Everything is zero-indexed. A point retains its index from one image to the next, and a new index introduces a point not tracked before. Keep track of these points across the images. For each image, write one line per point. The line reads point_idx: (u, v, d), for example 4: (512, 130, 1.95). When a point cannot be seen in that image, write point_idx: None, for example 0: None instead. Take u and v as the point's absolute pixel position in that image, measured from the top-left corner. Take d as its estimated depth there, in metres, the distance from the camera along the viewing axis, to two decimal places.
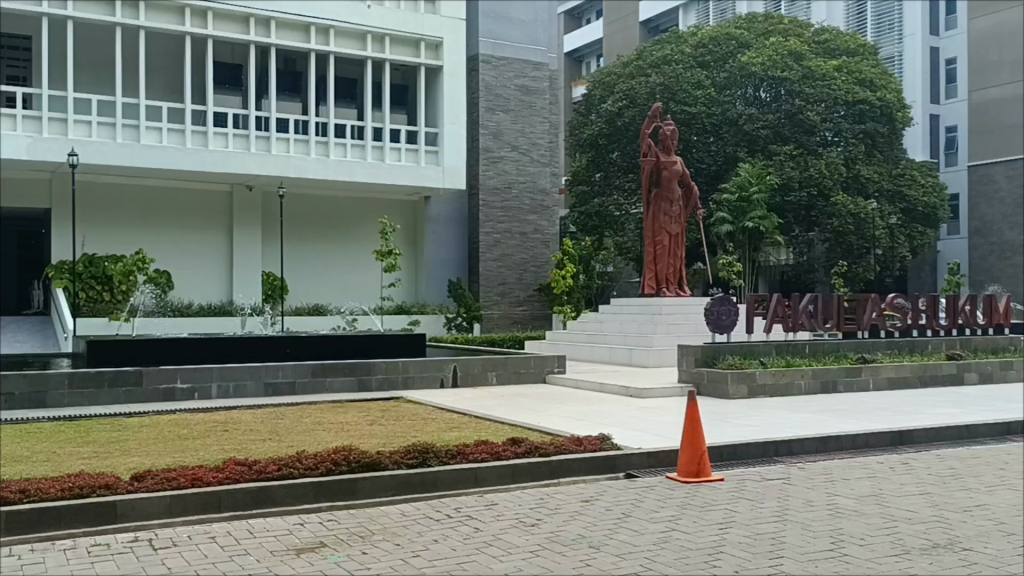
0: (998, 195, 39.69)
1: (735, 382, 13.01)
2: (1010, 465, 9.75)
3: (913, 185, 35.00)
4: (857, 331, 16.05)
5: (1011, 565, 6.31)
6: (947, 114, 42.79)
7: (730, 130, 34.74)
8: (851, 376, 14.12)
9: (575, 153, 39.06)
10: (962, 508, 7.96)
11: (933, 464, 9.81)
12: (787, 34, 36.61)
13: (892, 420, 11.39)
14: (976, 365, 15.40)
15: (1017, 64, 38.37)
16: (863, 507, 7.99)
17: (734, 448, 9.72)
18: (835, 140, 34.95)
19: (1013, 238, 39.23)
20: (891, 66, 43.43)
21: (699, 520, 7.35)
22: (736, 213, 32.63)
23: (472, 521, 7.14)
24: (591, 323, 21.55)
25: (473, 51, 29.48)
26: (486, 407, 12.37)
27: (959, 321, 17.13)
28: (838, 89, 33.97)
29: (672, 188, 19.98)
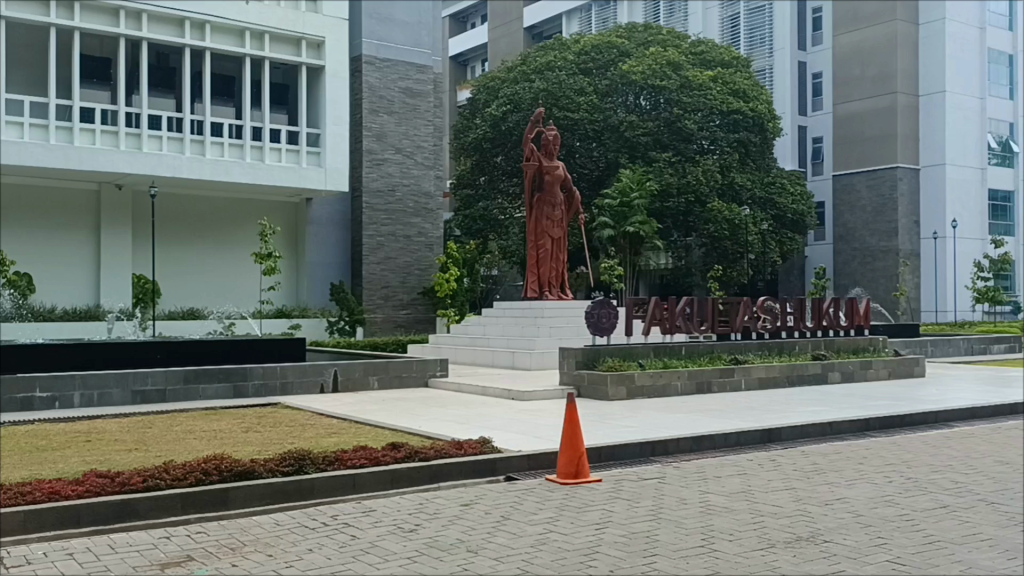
0: (861, 203, 42.02)
1: (614, 383, 13.29)
2: (867, 459, 10.29)
3: (783, 193, 36.71)
4: (731, 332, 16.56)
5: (868, 555, 6.63)
6: (814, 126, 44.80)
7: (612, 136, 35.47)
8: (725, 376, 14.62)
9: (459, 157, 39.08)
10: (824, 502, 8.34)
11: (798, 460, 10.25)
12: (665, 45, 37.71)
13: (761, 419, 11.82)
14: (838, 365, 16.22)
15: (878, 79, 40.67)
16: (733, 503, 8.27)
17: (611, 448, 9.91)
18: (711, 148, 36.15)
19: (874, 245, 41.51)
20: (763, 78, 45.29)
21: (576, 521, 7.45)
22: (618, 218, 33.37)
23: (349, 529, 7.02)
24: (474, 326, 21.61)
25: (357, 52, 29.18)
26: (366, 412, 12.20)
27: (824, 322, 17.90)
28: (713, 99, 35.23)
29: (555, 191, 20.20)
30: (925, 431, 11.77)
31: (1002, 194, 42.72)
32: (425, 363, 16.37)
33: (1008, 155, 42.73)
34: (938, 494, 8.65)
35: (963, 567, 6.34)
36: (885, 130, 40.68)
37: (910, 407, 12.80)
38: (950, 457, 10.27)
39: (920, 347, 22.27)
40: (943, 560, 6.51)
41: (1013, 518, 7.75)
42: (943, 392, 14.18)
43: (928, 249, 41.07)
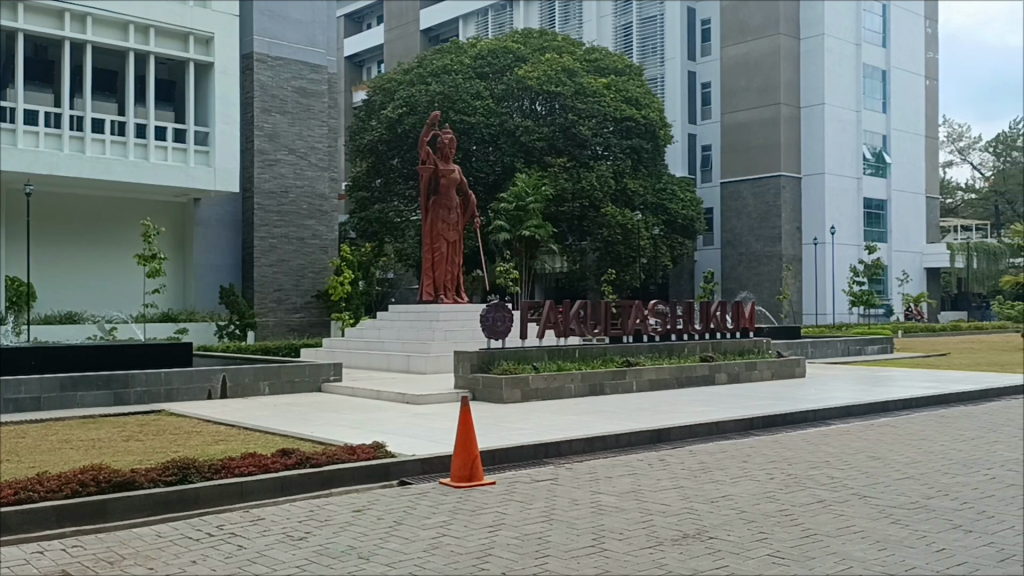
0: (746, 210, 43.53)
1: (509, 387, 13.39)
2: (752, 456, 10.67)
3: (674, 200, 37.84)
4: (623, 335, 16.90)
5: (749, 549, 6.88)
6: (703, 133, 46.09)
7: (508, 140, 35.54)
8: (617, 378, 14.91)
9: (355, 158, 38.60)
10: (710, 500, 8.61)
11: (686, 459, 10.54)
12: (560, 51, 38.25)
13: (652, 420, 12.10)
14: (725, 366, 16.78)
15: (762, 91, 42.29)
16: (623, 503, 8.44)
17: (505, 450, 9.99)
18: (604, 154, 36.99)
19: (759, 250, 43.01)
20: (655, 86, 46.50)
21: (470, 524, 7.47)
22: (513, 221, 33.54)
23: (236, 539, 6.85)
24: (368, 329, 21.39)
25: (247, 49, 28.49)
26: (256, 418, 11.92)
27: (712, 325, 18.44)
28: (606, 106, 35.97)
29: (450, 195, 20.20)
30: (805, 430, 12.28)
31: (875, 202, 45.06)
32: (318, 367, 16.11)
33: (881, 166, 45.09)
34: (816, 489, 9.04)
35: (838, 558, 6.65)
36: (770, 139, 42.26)
37: (791, 406, 13.34)
38: (828, 453, 10.74)
39: (801, 349, 23.27)
40: (819, 552, 6.81)
41: (884, 510, 8.17)
42: (822, 392, 14.83)
43: (809, 255, 42.82)
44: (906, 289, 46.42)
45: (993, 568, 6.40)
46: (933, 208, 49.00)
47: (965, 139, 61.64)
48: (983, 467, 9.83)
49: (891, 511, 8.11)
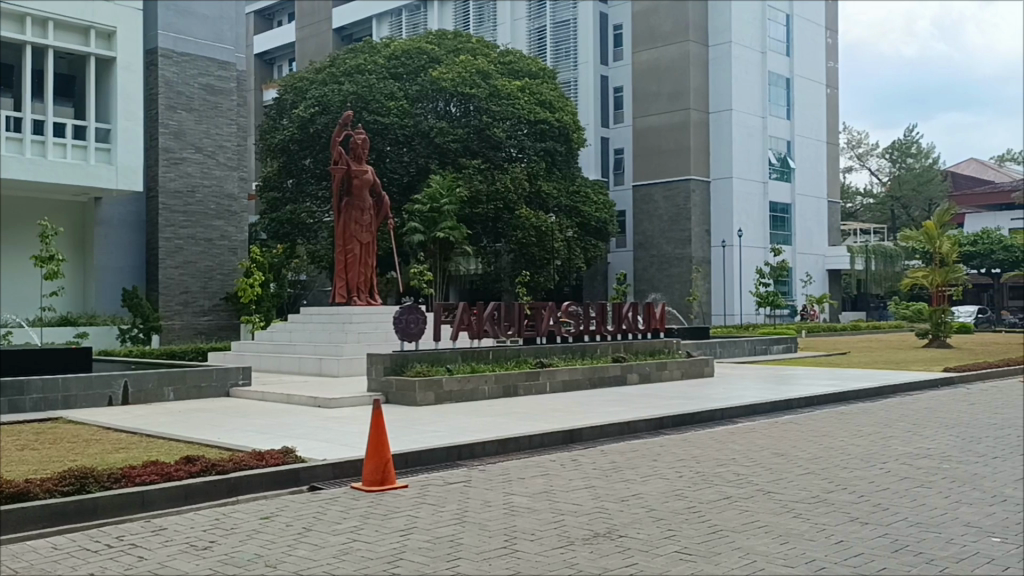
0: (657, 213, 44.35)
1: (423, 389, 13.33)
2: (661, 455, 10.86)
3: (587, 202, 38.34)
4: (537, 336, 16.98)
5: (658, 547, 6.99)
6: (615, 137, 46.77)
7: (422, 141, 35.45)
8: (530, 380, 14.97)
9: (265, 158, 37.89)
10: (620, 498, 8.73)
11: (597, 459, 10.66)
12: (475, 53, 38.33)
13: (564, 420, 12.20)
14: (636, 366, 17.03)
15: (673, 96, 43.17)
16: (535, 503, 8.48)
17: (418, 453, 9.93)
18: (519, 156, 37.24)
19: (670, 252, 43.90)
20: (568, 90, 47.06)
21: (380, 528, 7.39)
22: (428, 223, 33.42)
23: (136, 550, 6.62)
24: (279, 332, 21.00)
25: (152, 45, 27.63)
26: (160, 424, 11.56)
27: (624, 326, 18.68)
28: (520, 109, 36.15)
29: (363, 197, 20.00)
30: (713, 428, 12.56)
31: (780, 206, 46.49)
32: (226, 372, 15.73)
33: (786, 170, 46.57)
34: (722, 486, 9.25)
35: (741, 554, 6.81)
36: (680, 144, 43.14)
37: (700, 405, 13.61)
38: (735, 451, 11.00)
39: (709, 348, 23.81)
40: (725, 548, 6.97)
41: (786, 505, 8.41)
42: (729, 390, 15.19)
43: (718, 257, 43.90)
44: (809, 290, 48.01)
45: (888, 558, 6.66)
46: (834, 212, 50.80)
47: (864, 146, 64.11)
48: (879, 461, 10.21)
49: (793, 506, 8.36)
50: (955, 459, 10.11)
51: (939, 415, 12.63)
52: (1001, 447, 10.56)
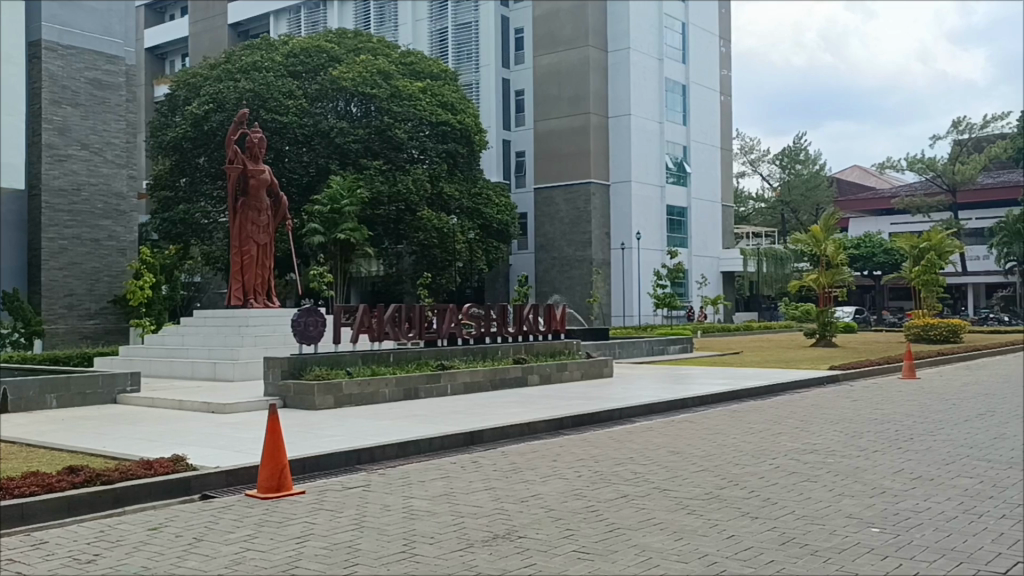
0: (558, 215, 44.87)
1: (321, 393, 13.13)
2: (560, 455, 10.97)
3: (489, 204, 38.50)
4: (438, 338, 16.91)
5: (556, 547, 7.06)
6: (517, 140, 47.03)
7: (322, 142, 34.98)
8: (431, 382, 14.91)
9: (156, 156, 36.64)
10: (520, 499, 8.77)
11: (498, 460, 10.70)
12: (375, 52, 38.03)
13: (465, 422, 12.20)
14: (537, 368, 17.16)
15: (573, 100, 43.75)
16: (435, 507, 8.45)
17: (315, 459, 9.76)
18: (420, 158, 37.07)
19: (570, 254, 44.52)
20: (470, 92, 47.07)
21: (275, 536, 7.23)
22: (328, 224, 33.02)
23: (14, 565, 6.30)
24: (171, 336, 20.36)
25: (35, 36, 26.40)
26: (41, 433, 11.03)
27: (524, 328, 18.79)
28: (422, 110, 35.97)
29: (260, 197, 19.55)
30: (611, 427, 12.76)
31: (677, 210, 47.61)
32: (113, 378, 15.13)
33: (682, 175, 47.78)
34: (620, 485, 9.41)
35: (637, 551, 6.95)
36: (580, 147, 43.74)
37: (599, 405, 13.81)
38: (632, 450, 11.20)
39: (609, 349, 24.20)
40: (622, 546, 7.09)
41: (681, 502, 8.62)
42: (627, 390, 15.46)
43: (617, 259, 44.72)
44: (704, 291, 49.37)
45: (776, 551, 6.89)
46: (728, 216, 52.38)
47: (756, 152, 66.29)
48: (769, 457, 10.56)
49: (687, 502, 8.57)
50: (839, 453, 10.54)
51: (826, 412, 13.16)
52: (882, 441, 11.07)
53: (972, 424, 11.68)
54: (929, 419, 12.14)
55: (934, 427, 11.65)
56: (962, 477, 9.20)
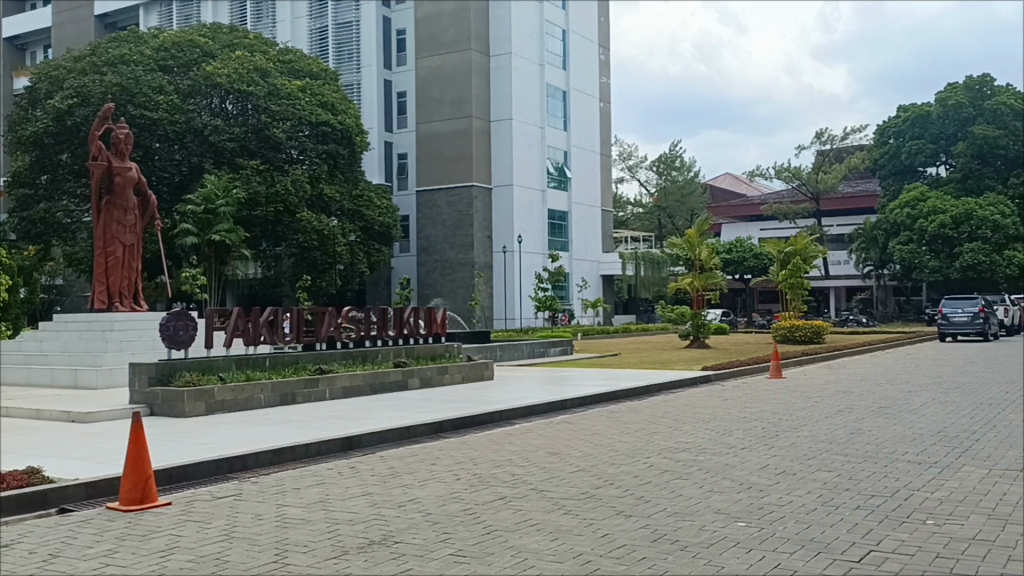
0: (440, 218, 44.84)
1: (192, 399, 12.68)
2: (439, 459, 10.93)
3: (370, 206, 38.11)
4: (316, 342, 16.58)
5: (432, 551, 7.02)
6: (399, 142, 46.68)
7: (195, 139, 33.83)
8: (309, 387, 14.61)
9: (14, 151, 34.61)
10: (397, 504, 8.69)
11: (376, 465, 10.56)
12: (252, 49, 37.11)
13: (343, 427, 12.00)
14: (417, 371, 17.05)
15: (456, 103, 43.79)
16: (309, 514, 8.27)
17: (183, 468, 9.40)
18: (300, 158, 36.44)
19: (452, 257, 44.54)
20: (350, 93, 46.49)
21: (139, 550, 6.92)
22: (201, 225, 32.01)
23: None
24: (28, 341, 19.26)
25: None
26: None
27: (405, 330, 18.64)
28: (301, 109, 35.38)
29: (127, 195, 18.74)
30: (490, 430, 12.80)
31: (558, 214, 48.29)
32: None
33: (563, 180, 48.50)
34: (497, 487, 9.45)
35: (513, 552, 6.98)
36: (462, 151, 43.84)
37: (479, 408, 13.82)
38: (511, 452, 11.26)
39: (490, 351, 24.28)
40: (497, 548, 7.11)
41: (558, 502, 8.72)
42: (508, 393, 15.55)
43: (498, 262, 45.05)
44: (585, 294, 50.17)
45: (648, 548, 7.05)
46: (607, 220, 53.47)
47: (633, 158, 67.94)
48: (643, 456, 10.81)
49: (563, 502, 8.68)
50: (708, 451, 10.89)
51: (698, 411, 13.57)
52: (749, 438, 11.50)
53: (832, 420, 12.30)
54: (794, 416, 12.69)
55: (796, 424, 12.21)
56: (821, 471, 9.65)
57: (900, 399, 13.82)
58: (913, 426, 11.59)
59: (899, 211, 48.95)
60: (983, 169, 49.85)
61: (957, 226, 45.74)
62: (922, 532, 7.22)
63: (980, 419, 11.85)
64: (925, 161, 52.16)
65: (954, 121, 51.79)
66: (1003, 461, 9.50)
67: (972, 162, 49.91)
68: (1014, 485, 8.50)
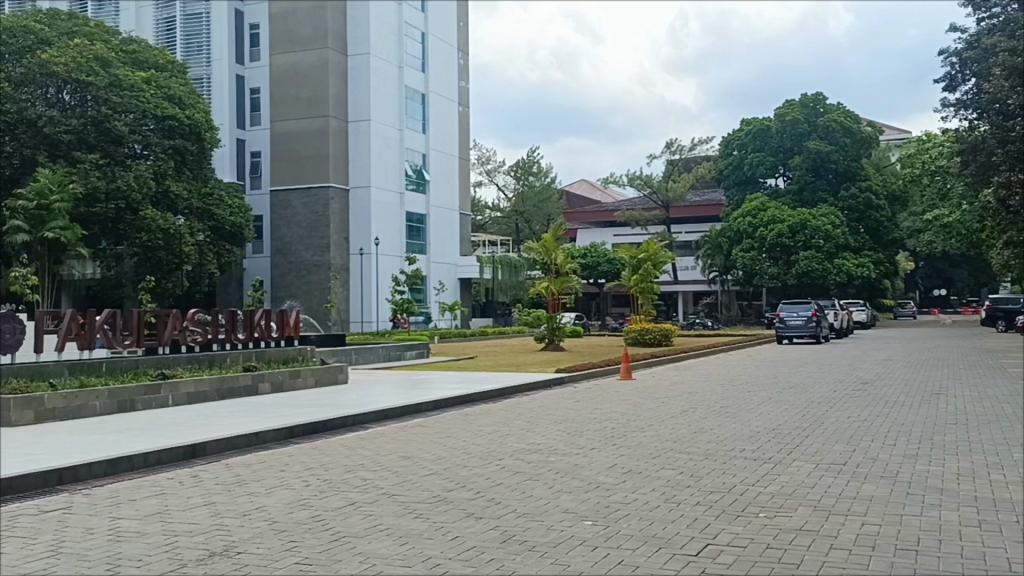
0: (295, 219, 43.86)
1: (19, 407, 11.87)
2: (288, 465, 10.66)
3: (221, 205, 36.95)
4: (159, 346, 15.89)
5: (277, 560, 6.84)
6: (251, 140, 45.35)
7: (27, 130, 31.88)
8: (150, 394, 13.95)
9: None
10: (241, 513, 8.41)
11: (221, 473, 10.19)
12: (93, 38, 35.17)
13: (186, 434, 11.52)
14: (267, 376, 16.58)
15: (312, 101, 42.95)
16: (146, 527, 7.88)
17: (7, 481, 8.78)
18: (143, 153, 34.95)
19: (308, 259, 43.67)
20: (200, 87, 44.94)
21: None
22: (34, 222, 30.12)
23: None
24: None
25: None
26: None
27: (256, 334, 18.09)
28: (146, 102, 33.97)
29: None
30: (342, 435, 12.60)
31: (415, 216, 48.17)
32: None
33: (421, 183, 48.43)
34: (347, 492, 9.29)
35: (362, 558, 6.88)
36: (318, 150, 43.06)
37: (332, 413, 13.58)
38: (363, 457, 11.11)
39: (345, 355, 23.89)
40: (345, 554, 6.99)
41: (408, 506, 8.67)
42: (362, 397, 15.35)
43: (356, 265, 44.49)
44: (442, 297, 50.19)
45: (496, 549, 7.10)
46: (465, 224, 53.77)
47: (492, 163, 68.56)
48: (495, 458, 10.89)
49: (414, 506, 8.63)
50: (559, 451, 11.10)
51: (550, 412, 13.80)
52: (599, 439, 11.77)
53: (676, 420, 12.77)
54: (642, 416, 13.10)
55: (644, 424, 12.61)
56: (665, 469, 9.99)
57: (740, 399, 14.50)
58: (750, 424, 12.20)
59: (740, 219, 51.32)
60: (816, 182, 53.49)
61: (793, 235, 48.38)
62: (755, 524, 7.59)
63: (810, 416, 12.61)
64: (765, 172, 54.98)
65: (791, 136, 54.79)
66: (828, 455, 10.13)
67: (806, 175, 53.23)
68: (837, 478, 9.08)
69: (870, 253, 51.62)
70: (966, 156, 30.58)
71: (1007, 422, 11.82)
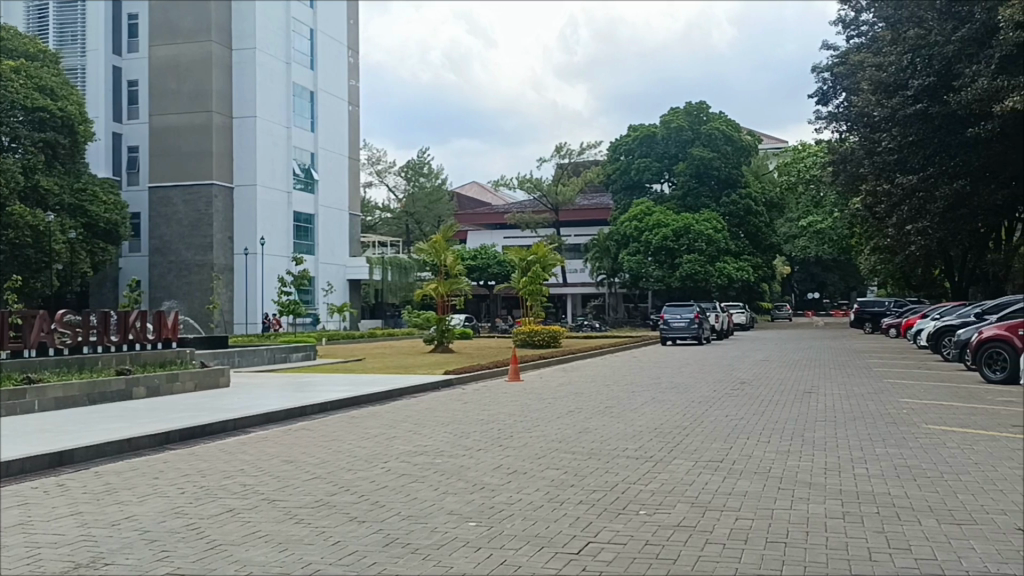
0: (177, 217, 42.36)
1: None
2: (163, 472, 10.25)
3: (94, 202, 35.51)
4: (24, 349, 15.12)
5: (147, 571, 6.56)
6: (129, 134, 43.61)
7: None
8: (13, 400, 13.18)
9: None
10: (111, 522, 8.04)
11: (90, 481, 9.72)
12: None
13: (51, 441, 10.95)
14: (143, 379, 15.91)
15: (194, 95, 41.58)
16: (5, 539, 7.43)
17: None
18: (10, 146, 33.16)
19: (190, 258, 42.26)
20: (73, 77, 42.93)
21: None
22: None
23: None
24: None
25: None
26: None
27: (130, 336, 17.39)
28: (14, 93, 32.32)
29: None
30: (221, 440, 12.20)
31: (303, 216, 47.22)
32: None
33: (309, 182, 47.53)
34: (225, 499, 9.01)
35: (237, 566, 6.68)
36: (200, 147, 41.74)
37: (210, 417, 13.15)
38: (243, 462, 10.79)
39: (227, 357, 23.22)
40: (220, 563, 6.76)
41: (288, 511, 8.46)
42: (244, 400, 14.92)
43: (241, 265, 43.31)
44: (330, 298, 49.41)
45: (379, 553, 7.00)
46: (355, 225, 53.05)
47: (382, 163, 67.97)
48: (381, 461, 10.75)
49: (295, 512, 8.43)
50: (445, 453, 11.05)
51: (437, 414, 13.74)
52: (485, 440, 11.78)
53: (562, 420, 12.90)
54: (528, 417, 13.17)
55: (530, 424, 12.69)
56: (550, 469, 10.06)
57: (624, 399, 14.77)
58: (633, 424, 12.43)
59: (627, 224, 52.45)
60: (700, 187, 54.52)
61: (677, 239, 49.62)
62: (634, 522, 7.73)
63: (690, 415, 12.94)
64: (651, 177, 56.34)
65: (676, 143, 56.35)
66: (706, 453, 10.41)
67: (690, 181, 54.44)
68: (713, 474, 9.35)
69: (750, 258, 53.54)
70: (838, 165, 32.12)
71: (872, 419, 12.40)
